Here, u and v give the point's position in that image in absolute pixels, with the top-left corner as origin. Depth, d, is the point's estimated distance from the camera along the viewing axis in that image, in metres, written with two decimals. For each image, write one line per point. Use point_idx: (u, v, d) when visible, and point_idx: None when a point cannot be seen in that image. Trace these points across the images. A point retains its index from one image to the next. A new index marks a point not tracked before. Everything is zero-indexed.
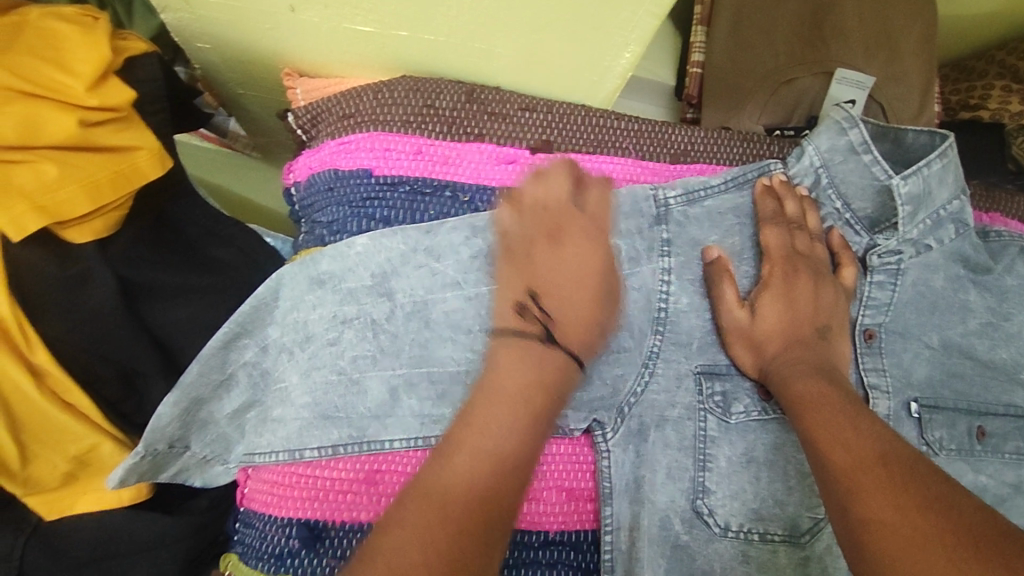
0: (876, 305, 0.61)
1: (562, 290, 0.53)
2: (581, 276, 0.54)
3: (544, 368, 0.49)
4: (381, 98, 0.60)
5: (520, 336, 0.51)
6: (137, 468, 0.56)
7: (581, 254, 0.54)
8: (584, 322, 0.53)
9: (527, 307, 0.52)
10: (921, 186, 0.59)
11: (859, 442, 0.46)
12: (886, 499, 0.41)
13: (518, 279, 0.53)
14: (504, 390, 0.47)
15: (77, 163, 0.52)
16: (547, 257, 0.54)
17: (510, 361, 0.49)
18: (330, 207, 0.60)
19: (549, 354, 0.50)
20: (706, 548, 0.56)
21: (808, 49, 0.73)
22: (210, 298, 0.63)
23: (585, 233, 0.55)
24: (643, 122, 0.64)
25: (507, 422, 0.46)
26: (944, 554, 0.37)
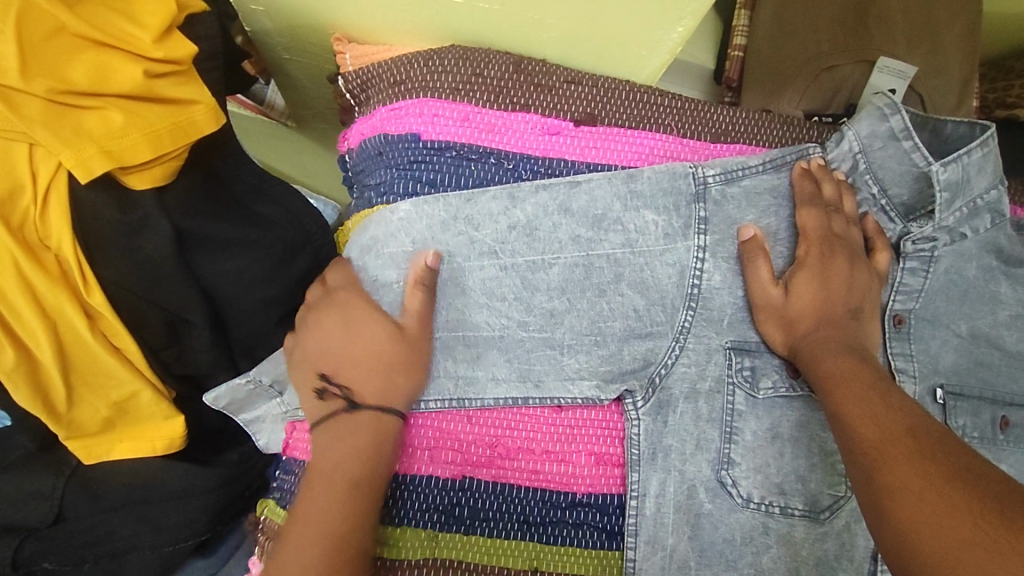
0: (907, 291, 0.62)
1: (353, 358, 0.55)
2: (361, 340, 0.55)
3: (358, 437, 0.53)
4: (431, 66, 0.61)
5: (330, 417, 0.55)
6: (238, 390, 0.61)
7: (342, 325, 0.56)
8: (373, 371, 0.54)
9: (325, 388, 0.56)
10: (960, 173, 0.60)
11: (891, 422, 0.46)
12: (914, 469, 0.41)
13: (309, 370, 0.57)
14: (319, 474, 0.52)
15: (141, 113, 0.54)
16: (319, 342, 0.57)
17: (326, 440, 0.53)
18: (379, 170, 0.61)
19: (352, 422, 0.53)
20: (728, 517, 0.57)
21: (851, 37, 0.73)
22: (258, 252, 0.65)
23: (342, 305, 0.58)
24: (685, 99, 0.65)
25: (337, 493, 0.51)
26: (969, 518, 0.37)
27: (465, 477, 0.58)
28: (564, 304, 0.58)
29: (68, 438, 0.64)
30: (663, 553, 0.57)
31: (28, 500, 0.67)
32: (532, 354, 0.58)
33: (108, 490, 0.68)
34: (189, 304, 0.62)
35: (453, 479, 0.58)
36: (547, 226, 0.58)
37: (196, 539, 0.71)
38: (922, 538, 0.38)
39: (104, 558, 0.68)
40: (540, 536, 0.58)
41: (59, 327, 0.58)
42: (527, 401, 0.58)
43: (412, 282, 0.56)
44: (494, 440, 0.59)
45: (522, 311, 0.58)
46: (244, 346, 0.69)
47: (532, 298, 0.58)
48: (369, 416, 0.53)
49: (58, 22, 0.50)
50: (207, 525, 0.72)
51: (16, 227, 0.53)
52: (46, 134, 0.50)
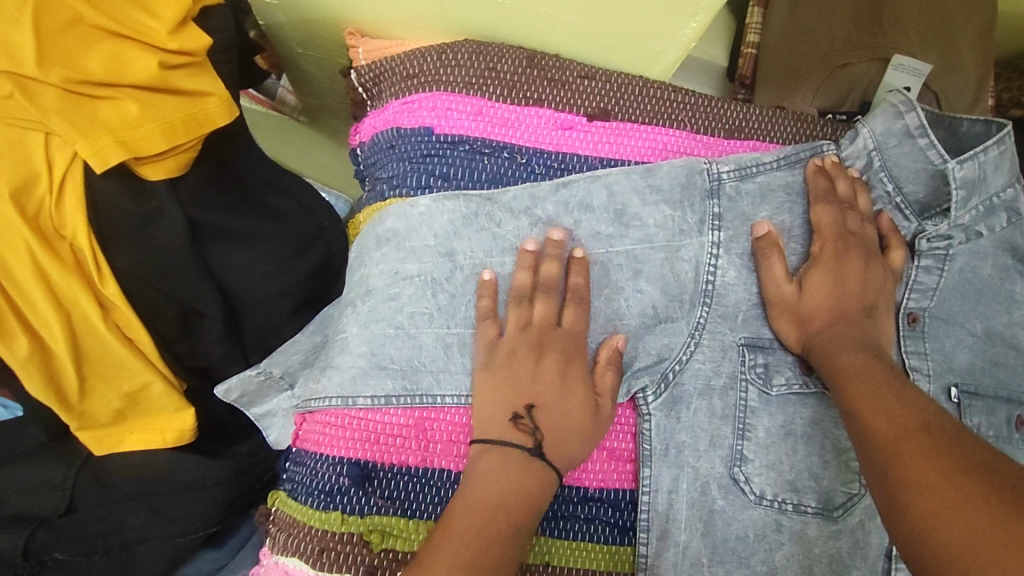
0: (922, 289, 0.62)
1: (560, 413, 0.52)
2: (569, 399, 0.53)
3: (529, 484, 0.50)
4: (445, 60, 0.61)
5: (508, 446, 0.50)
6: (248, 383, 0.62)
7: (558, 368, 0.53)
8: (569, 436, 0.52)
9: (521, 417, 0.51)
10: (977, 171, 0.59)
11: (907, 416, 0.46)
12: (930, 463, 0.41)
13: (506, 391, 0.52)
14: (483, 505, 0.47)
15: (155, 104, 0.54)
16: (524, 368, 0.53)
17: (495, 471, 0.49)
18: (392, 163, 0.61)
19: (531, 468, 0.50)
20: (741, 514, 0.57)
21: (866, 35, 0.73)
22: (271, 244, 0.65)
23: (563, 349, 0.54)
24: (699, 96, 0.64)
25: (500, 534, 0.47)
26: (985, 510, 0.37)
27: None
28: (580, 300, 0.58)
29: (80, 429, 0.64)
30: (675, 549, 0.57)
31: (37, 490, 0.67)
32: None
33: (118, 481, 0.69)
34: (201, 295, 0.61)
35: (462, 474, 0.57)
36: (569, 223, 0.58)
37: (206, 532, 0.72)
38: (938, 531, 0.38)
39: (114, 548, 0.68)
40: (554, 531, 0.58)
41: (72, 316, 0.58)
42: None
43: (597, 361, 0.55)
44: None
45: None
46: (255, 342, 0.69)
47: None
48: (546, 473, 0.50)
49: (75, 12, 0.51)
50: (217, 517, 0.72)
51: (31, 217, 0.53)
52: (61, 123, 0.50)
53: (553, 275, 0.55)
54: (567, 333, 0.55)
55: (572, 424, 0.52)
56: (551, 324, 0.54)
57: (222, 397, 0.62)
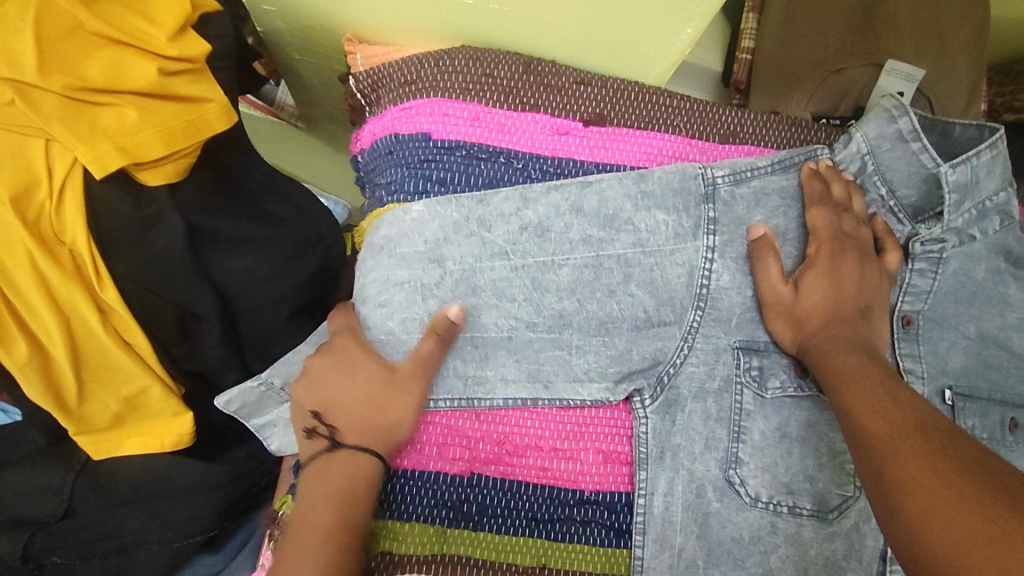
0: (916, 292, 0.62)
1: (341, 401, 0.55)
2: (348, 380, 0.56)
3: (341, 479, 0.53)
4: (441, 66, 0.62)
5: (314, 457, 0.55)
6: (250, 392, 0.62)
7: (329, 366, 0.57)
8: (366, 420, 0.55)
9: (314, 429, 0.56)
10: (969, 175, 0.60)
11: (901, 416, 0.46)
12: (925, 463, 0.41)
13: (298, 407, 0.57)
14: (301, 522, 0.52)
15: (156, 110, 0.54)
16: (306, 381, 0.57)
17: (309, 482, 0.54)
18: (390, 168, 0.62)
19: (331, 462, 0.54)
20: (735, 516, 0.57)
21: (859, 40, 0.74)
22: (270, 249, 0.65)
23: (326, 349, 0.57)
24: (693, 100, 0.65)
25: (315, 536, 0.51)
26: (980, 510, 0.37)
27: (472, 475, 0.58)
28: (574, 304, 0.58)
29: (77, 433, 0.65)
30: (671, 551, 0.57)
31: (36, 495, 0.67)
32: (541, 355, 0.58)
33: (117, 487, 0.69)
34: (200, 300, 0.62)
35: (461, 475, 0.58)
36: (559, 226, 0.58)
37: (203, 537, 0.71)
38: (933, 530, 0.38)
39: (112, 553, 0.68)
40: (549, 533, 0.58)
41: (71, 320, 0.58)
42: (537, 401, 0.58)
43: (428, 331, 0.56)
44: (501, 436, 0.59)
45: (531, 311, 0.58)
46: (253, 347, 0.69)
47: (542, 298, 0.58)
48: (357, 463, 0.54)
49: (75, 19, 0.51)
50: (215, 522, 0.72)
51: (31, 223, 0.53)
52: (62, 129, 0.51)
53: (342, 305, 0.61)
54: (330, 336, 0.58)
55: (374, 406, 0.55)
56: (332, 331, 0.59)
57: (222, 408, 0.62)
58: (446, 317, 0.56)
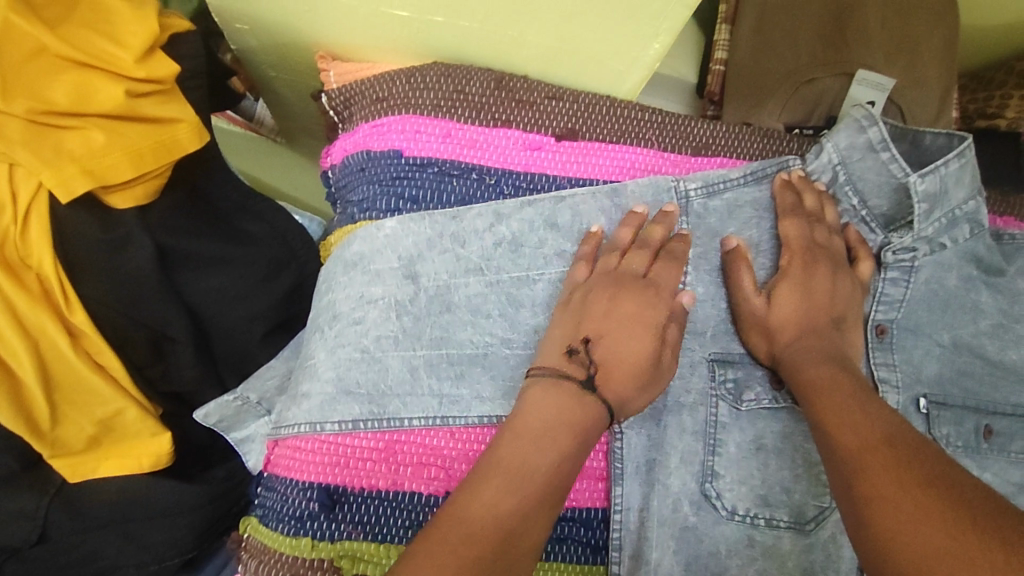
0: (888, 301, 0.63)
1: (621, 346, 0.52)
2: (631, 333, 0.53)
3: (577, 412, 0.49)
4: (413, 83, 0.61)
5: (563, 376, 0.50)
6: (227, 408, 0.63)
7: (633, 310, 0.53)
8: (631, 372, 0.52)
9: (576, 350, 0.52)
10: (937, 184, 0.60)
11: (868, 429, 0.46)
12: (890, 476, 0.42)
13: (569, 325, 0.53)
14: (530, 431, 0.47)
15: (123, 132, 0.54)
16: (598, 305, 0.53)
17: (543, 397, 0.49)
18: (362, 186, 0.62)
19: (585, 401, 0.49)
20: (712, 530, 0.57)
21: (831, 51, 0.74)
22: (243, 269, 0.65)
23: (644, 294, 0.54)
24: (666, 114, 0.65)
25: (552, 455, 0.46)
26: (944, 527, 0.37)
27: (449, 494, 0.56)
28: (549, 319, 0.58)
29: (53, 457, 0.63)
30: (647, 567, 0.57)
31: (9, 521, 0.64)
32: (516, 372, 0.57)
33: (91, 509, 0.67)
34: (172, 321, 0.61)
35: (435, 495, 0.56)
36: (532, 242, 0.58)
37: (182, 558, 0.72)
38: (896, 549, 0.38)
39: None
40: None
41: (40, 344, 0.58)
42: None
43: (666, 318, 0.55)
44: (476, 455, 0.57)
45: (505, 327, 0.58)
46: (230, 365, 0.69)
47: (516, 314, 0.58)
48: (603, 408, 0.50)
49: (40, 42, 0.51)
50: (194, 543, 0.72)
51: None
52: (26, 153, 0.51)
53: (629, 232, 0.57)
54: (649, 279, 0.55)
55: (638, 362, 0.52)
56: (647, 275, 0.56)
57: (201, 421, 0.63)
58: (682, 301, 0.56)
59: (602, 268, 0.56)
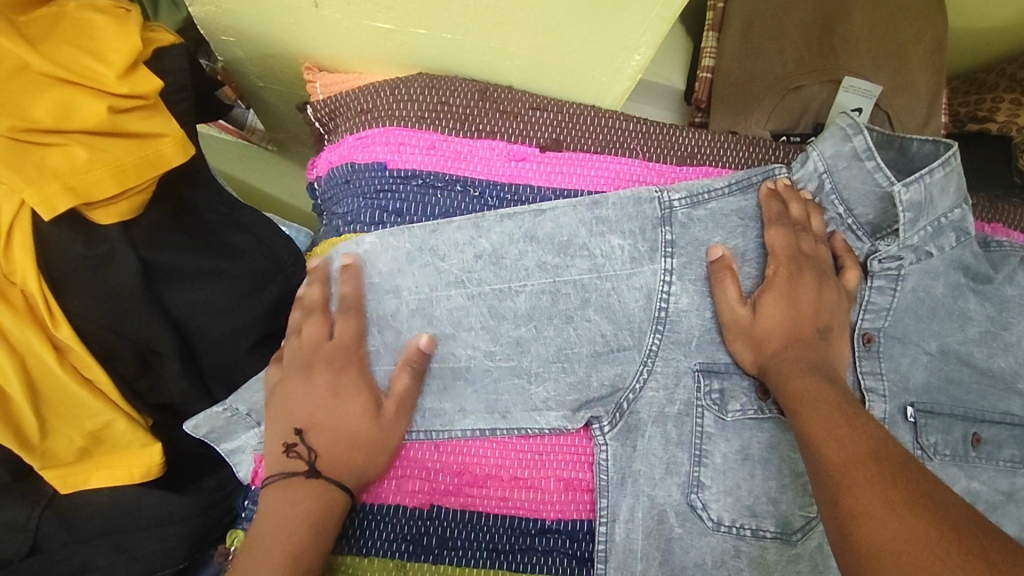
0: (875, 310, 0.63)
1: (333, 429, 0.54)
2: (343, 412, 0.55)
3: (308, 504, 0.52)
4: (397, 95, 0.61)
5: (287, 475, 0.53)
6: (215, 419, 0.63)
7: (329, 388, 0.55)
8: (351, 448, 0.54)
9: (294, 446, 0.54)
10: (923, 194, 0.60)
11: (854, 445, 0.46)
12: (875, 493, 0.42)
13: (281, 419, 0.55)
14: (267, 538, 0.51)
15: (105, 148, 0.54)
16: (298, 391, 0.56)
17: (276, 499, 0.53)
18: (347, 199, 0.62)
19: (302, 486, 0.53)
20: (699, 541, 0.57)
21: (818, 58, 0.74)
22: (230, 282, 0.64)
23: (333, 364, 0.56)
24: (650, 124, 0.65)
25: (279, 557, 0.50)
26: (929, 546, 0.37)
27: (433, 505, 0.58)
28: (531, 331, 0.58)
29: (43, 469, 0.63)
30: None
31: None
32: (499, 385, 0.58)
33: (83, 521, 0.67)
34: (158, 336, 0.61)
35: (421, 507, 0.58)
36: (513, 253, 0.58)
37: (173, 569, 0.71)
38: (884, 564, 0.38)
39: None
40: (511, 564, 0.58)
41: (27, 357, 0.58)
42: (495, 431, 0.58)
43: (404, 366, 0.56)
44: (462, 467, 0.58)
45: (488, 340, 0.58)
46: (217, 376, 0.68)
47: (498, 326, 0.58)
48: (323, 489, 0.53)
49: (21, 61, 0.52)
50: (185, 553, 0.71)
51: None
52: (7, 171, 0.50)
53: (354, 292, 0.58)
54: (337, 345, 0.57)
55: (349, 436, 0.54)
56: (341, 340, 0.57)
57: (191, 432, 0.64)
58: (417, 347, 0.56)
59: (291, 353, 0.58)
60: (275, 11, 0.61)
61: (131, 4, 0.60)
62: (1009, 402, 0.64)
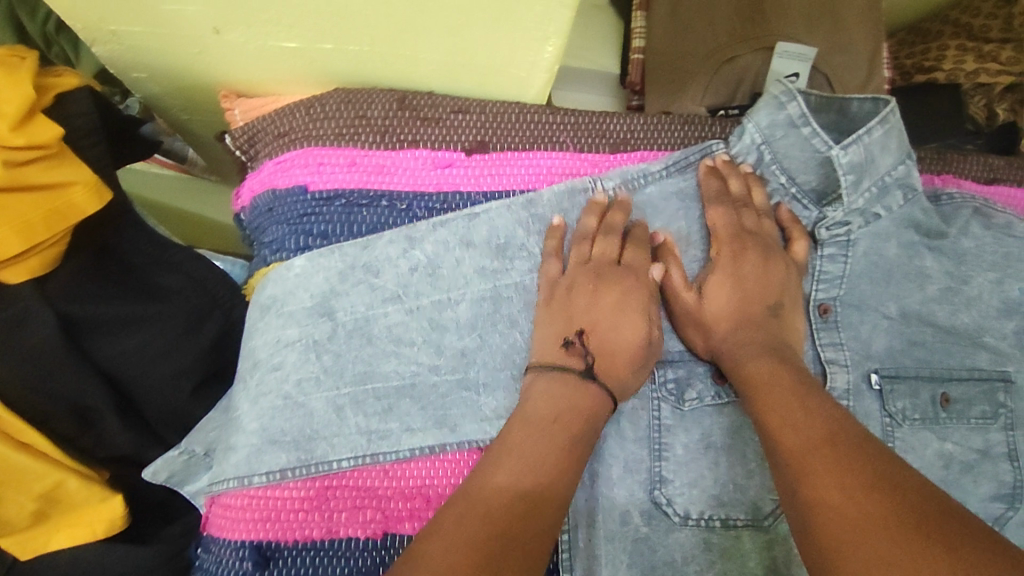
0: (829, 279, 0.61)
1: (614, 329, 0.53)
2: (625, 321, 0.54)
3: (582, 400, 0.50)
4: (313, 114, 0.59)
5: (564, 370, 0.51)
6: (172, 464, 0.62)
7: (617, 299, 0.54)
8: (621, 359, 0.53)
9: (572, 341, 0.53)
10: (863, 154, 0.58)
11: (812, 431, 0.44)
12: (834, 481, 0.40)
13: (563, 318, 0.54)
14: (542, 421, 0.48)
15: (7, 205, 0.51)
16: (581, 299, 0.54)
17: (551, 393, 0.50)
18: (272, 226, 0.60)
19: (581, 386, 0.51)
20: (667, 538, 0.54)
21: (748, 25, 0.70)
22: (158, 326, 0.62)
23: (618, 279, 0.55)
24: (579, 114, 0.63)
25: (564, 439, 0.47)
26: (886, 534, 0.36)
27: (387, 535, 0.53)
28: (476, 340, 0.56)
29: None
30: None
31: None
32: (446, 399, 0.55)
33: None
34: (87, 389, 0.59)
35: (374, 538, 0.53)
36: (449, 262, 0.57)
37: None
38: (844, 555, 0.36)
39: None
40: None
41: None
42: (445, 447, 0.54)
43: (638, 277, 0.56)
44: (415, 491, 0.54)
45: (432, 354, 0.56)
46: (165, 422, 0.66)
47: (441, 338, 0.56)
48: (596, 393, 0.51)
49: None
50: None
51: None
52: None
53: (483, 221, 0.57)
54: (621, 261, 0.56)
55: (627, 342, 0.53)
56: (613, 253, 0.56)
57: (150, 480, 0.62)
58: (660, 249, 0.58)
59: (575, 258, 0.56)
60: (178, 41, 0.58)
61: (27, 49, 0.58)
62: (975, 357, 0.61)
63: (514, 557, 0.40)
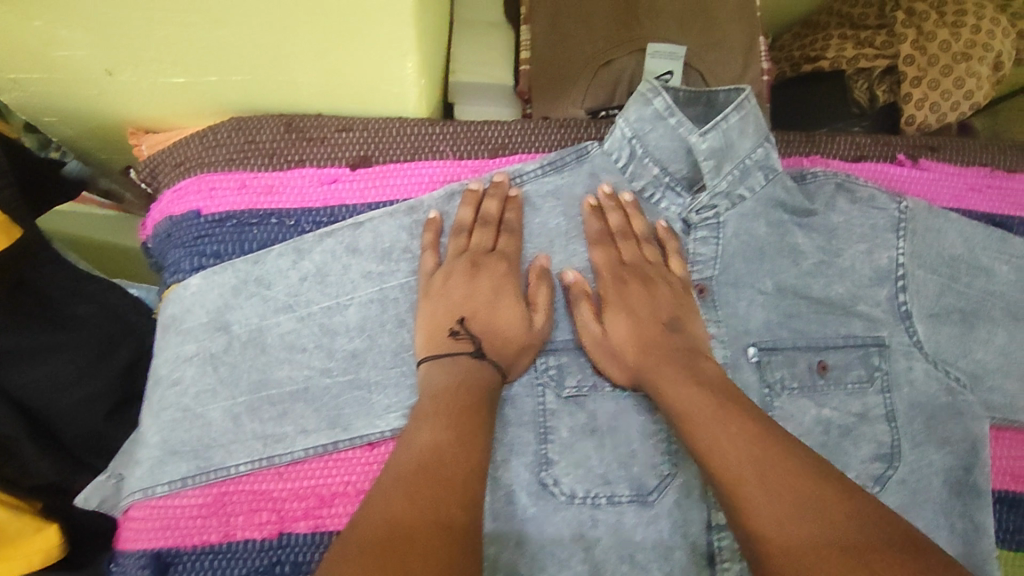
0: (703, 261, 0.65)
1: (491, 320, 0.58)
2: (504, 315, 0.59)
3: (470, 372, 0.55)
4: (206, 143, 0.63)
5: (451, 355, 0.55)
6: (101, 488, 0.64)
7: (493, 285, 0.60)
8: (503, 343, 0.58)
9: (458, 332, 0.57)
10: (721, 139, 0.62)
11: (728, 436, 0.49)
12: (723, 421, 0.50)
13: (441, 309, 0.58)
14: (439, 394, 0.52)
15: None
16: (459, 286, 0.59)
17: (441, 373, 0.54)
18: (172, 250, 0.63)
19: (462, 364, 0.55)
20: (554, 517, 0.57)
21: (622, 28, 0.75)
22: (70, 354, 0.66)
23: (495, 269, 0.60)
24: (458, 123, 0.66)
25: (473, 398, 0.52)
26: (769, 451, 0.47)
27: (283, 534, 0.57)
28: (365, 341, 0.59)
29: None
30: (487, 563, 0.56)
31: None
32: (339, 399, 0.58)
33: None
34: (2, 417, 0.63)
35: (270, 538, 0.57)
36: (337, 269, 0.60)
37: None
38: (747, 478, 0.47)
39: None
40: None
41: None
42: (337, 445, 0.57)
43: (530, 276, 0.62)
44: (308, 491, 0.57)
45: (323, 357, 0.59)
46: (88, 447, 0.71)
47: (332, 342, 0.59)
48: (488, 370, 0.55)
49: None
50: None
51: None
52: None
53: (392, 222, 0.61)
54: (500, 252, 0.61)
55: (504, 334, 0.58)
56: (490, 245, 0.61)
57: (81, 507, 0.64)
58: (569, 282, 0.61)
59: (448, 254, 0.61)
60: (75, 85, 0.61)
61: None
62: (849, 325, 0.64)
63: (434, 490, 0.44)
